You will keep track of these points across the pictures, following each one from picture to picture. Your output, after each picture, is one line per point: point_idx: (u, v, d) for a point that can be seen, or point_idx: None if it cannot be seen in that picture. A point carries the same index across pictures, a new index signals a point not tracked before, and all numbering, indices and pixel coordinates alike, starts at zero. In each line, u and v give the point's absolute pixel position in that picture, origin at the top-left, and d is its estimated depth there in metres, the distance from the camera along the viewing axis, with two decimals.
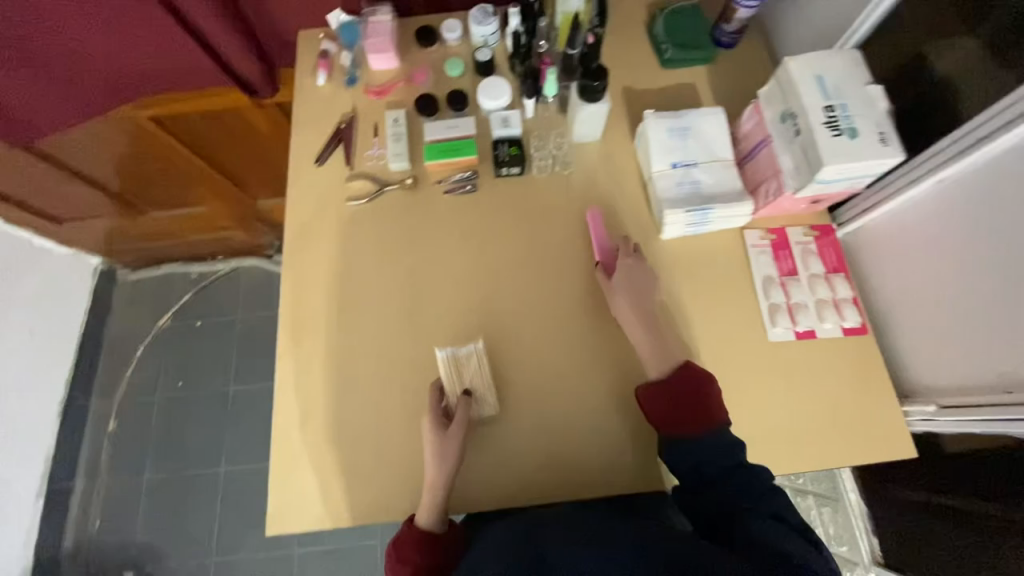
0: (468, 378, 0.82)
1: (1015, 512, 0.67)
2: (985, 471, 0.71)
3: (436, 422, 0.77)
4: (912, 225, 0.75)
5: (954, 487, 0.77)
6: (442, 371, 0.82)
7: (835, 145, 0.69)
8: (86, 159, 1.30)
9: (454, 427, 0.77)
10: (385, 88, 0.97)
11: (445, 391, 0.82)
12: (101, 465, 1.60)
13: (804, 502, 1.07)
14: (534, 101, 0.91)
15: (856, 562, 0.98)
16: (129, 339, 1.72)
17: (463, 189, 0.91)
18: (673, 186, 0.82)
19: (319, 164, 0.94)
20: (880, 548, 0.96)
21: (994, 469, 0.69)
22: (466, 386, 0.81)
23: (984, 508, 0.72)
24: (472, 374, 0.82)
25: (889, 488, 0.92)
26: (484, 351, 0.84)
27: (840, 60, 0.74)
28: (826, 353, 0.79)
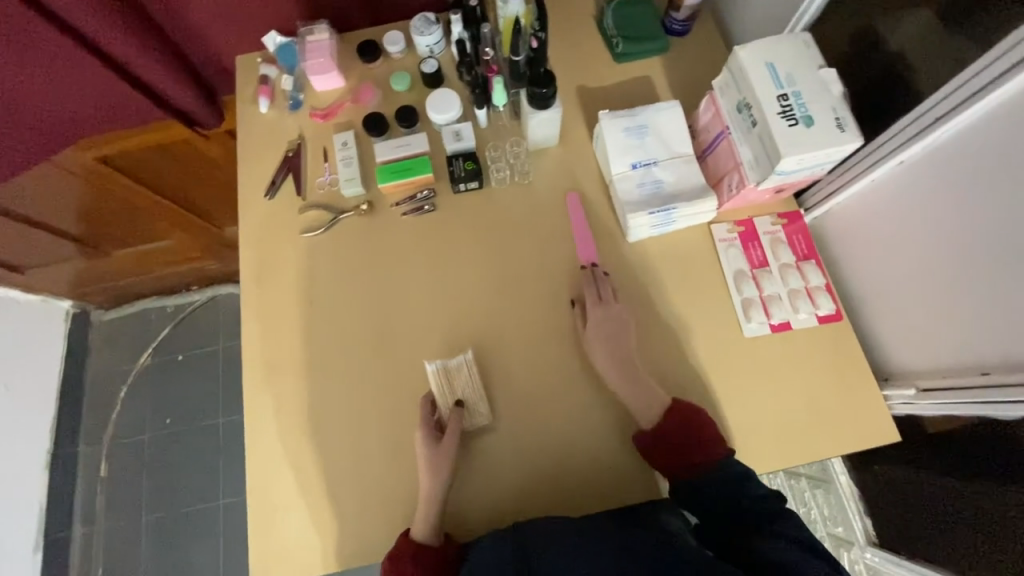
0: (460, 388, 0.78)
1: (996, 488, 0.68)
2: (966, 450, 0.71)
3: (428, 435, 0.74)
4: (876, 207, 0.74)
5: (936, 464, 0.78)
6: (432, 384, 0.78)
7: (792, 134, 0.67)
8: (39, 207, 1.24)
9: (446, 443, 0.74)
10: (331, 110, 0.94)
11: (436, 404, 0.77)
12: (97, 510, 1.56)
13: (799, 485, 1.11)
14: (486, 111, 0.88)
15: (851, 542, 1.00)
16: (110, 380, 1.67)
17: (420, 210, 0.86)
18: (634, 187, 0.80)
19: (269, 198, 0.89)
20: (873, 528, 0.97)
21: (975, 447, 0.69)
22: (458, 397, 0.77)
23: (968, 486, 0.73)
24: (463, 384, 0.78)
25: (877, 467, 0.94)
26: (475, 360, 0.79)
27: (790, 45, 0.72)
28: (803, 343, 0.78)
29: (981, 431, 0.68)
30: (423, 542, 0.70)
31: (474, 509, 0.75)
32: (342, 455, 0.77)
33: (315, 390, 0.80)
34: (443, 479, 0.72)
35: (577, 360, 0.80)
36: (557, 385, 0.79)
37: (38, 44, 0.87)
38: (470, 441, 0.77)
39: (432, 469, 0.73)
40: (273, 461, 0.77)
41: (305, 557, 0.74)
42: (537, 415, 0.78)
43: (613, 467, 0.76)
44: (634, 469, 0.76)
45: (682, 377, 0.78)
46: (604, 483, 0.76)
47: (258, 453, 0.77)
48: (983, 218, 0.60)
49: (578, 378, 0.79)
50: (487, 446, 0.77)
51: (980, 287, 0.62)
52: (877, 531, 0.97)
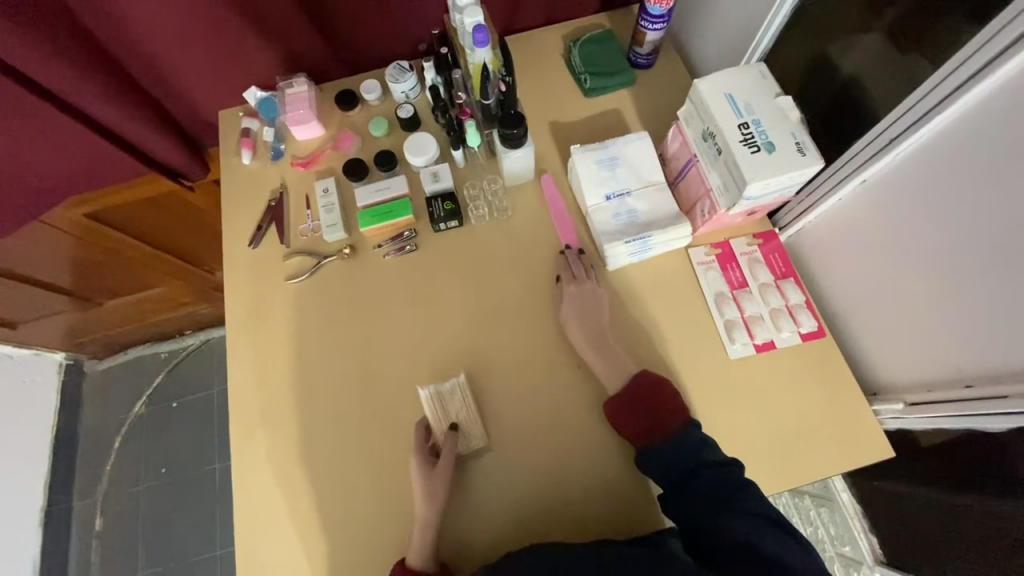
0: (454, 411, 0.78)
1: (1000, 501, 0.67)
2: (963, 463, 0.70)
3: (423, 460, 0.74)
4: (846, 225, 0.76)
5: (933, 478, 0.77)
6: (426, 409, 0.78)
7: (755, 160, 0.69)
8: (32, 265, 1.25)
9: (441, 467, 0.73)
10: (312, 158, 0.96)
11: (431, 428, 0.77)
12: (92, 567, 1.51)
13: (802, 503, 1.08)
14: (462, 151, 0.90)
15: (860, 562, 0.98)
16: (105, 430, 1.64)
17: (402, 250, 0.87)
18: (610, 217, 0.81)
19: (253, 247, 0.90)
20: (880, 547, 0.96)
21: (971, 461, 0.69)
22: (452, 420, 0.77)
23: (970, 500, 0.71)
24: (457, 407, 0.78)
25: (877, 483, 0.92)
26: (467, 383, 0.79)
27: (747, 76, 0.75)
28: (789, 361, 0.78)
29: (971, 441, 0.67)
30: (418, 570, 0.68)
31: (468, 554, 0.73)
32: (333, 503, 0.76)
33: (303, 438, 0.79)
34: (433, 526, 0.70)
35: (565, 392, 0.79)
36: (546, 420, 0.78)
37: (27, 111, 0.89)
38: (461, 482, 0.76)
39: (420, 515, 0.71)
40: (263, 513, 0.76)
41: None
42: (528, 450, 0.77)
43: (608, 503, 0.75)
44: (630, 502, 0.75)
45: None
46: (599, 518, 0.74)
47: (248, 505, 0.76)
48: (948, 232, 0.61)
49: (567, 411, 0.79)
50: (479, 486, 0.76)
51: (954, 298, 0.63)
52: (883, 550, 0.95)
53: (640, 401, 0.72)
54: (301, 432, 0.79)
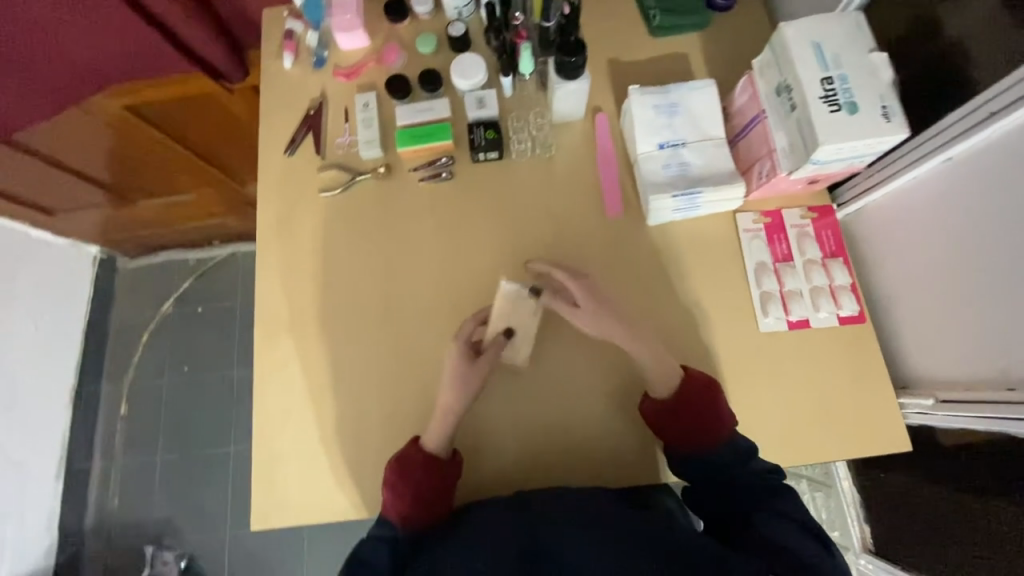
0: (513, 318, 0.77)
1: (1009, 506, 0.65)
2: (982, 466, 0.68)
3: (465, 350, 0.73)
4: (914, 207, 0.70)
5: (945, 478, 0.76)
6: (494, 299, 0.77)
7: (832, 121, 0.63)
8: (72, 154, 1.27)
9: (477, 364, 0.73)
10: (355, 70, 0.92)
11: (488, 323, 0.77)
12: (116, 447, 1.63)
13: (800, 487, 1.11)
14: (512, 79, 0.85)
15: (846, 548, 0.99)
16: (134, 325, 1.72)
17: (438, 177, 0.85)
18: (660, 168, 0.77)
19: (288, 155, 0.89)
20: (870, 536, 0.96)
21: (991, 465, 0.67)
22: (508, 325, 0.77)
23: (977, 503, 0.70)
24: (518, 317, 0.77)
25: (881, 476, 0.92)
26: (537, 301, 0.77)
27: (840, 26, 0.67)
28: (820, 342, 0.75)
29: (1000, 444, 0.64)
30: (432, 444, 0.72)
31: (470, 474, 0.76)
32: (346, 413, 0.78)
33: (323, 349, 0.81)
34: (446, 431, 0.72)
35: (585, 341, 0.79)
36: (561, 365, 0.78)
37: None
38: (472, 412, 0.78)
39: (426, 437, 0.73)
40: (280, 413, 0.79)
41: (305, 506, 0.76)
42: (541, 392, 0.78)
43: (610, 453, 0.76)
44: (633, 453, 0.76)
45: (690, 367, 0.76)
46: (599, 464, 0.76)
47: (266, 403, 0.79)
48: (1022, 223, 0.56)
49: (585, 360, 0.78)
50: (489, 418, 0.77)
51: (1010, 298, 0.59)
52: (873, 540, 0.96)
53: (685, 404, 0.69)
54: (321, 343, 0.81)
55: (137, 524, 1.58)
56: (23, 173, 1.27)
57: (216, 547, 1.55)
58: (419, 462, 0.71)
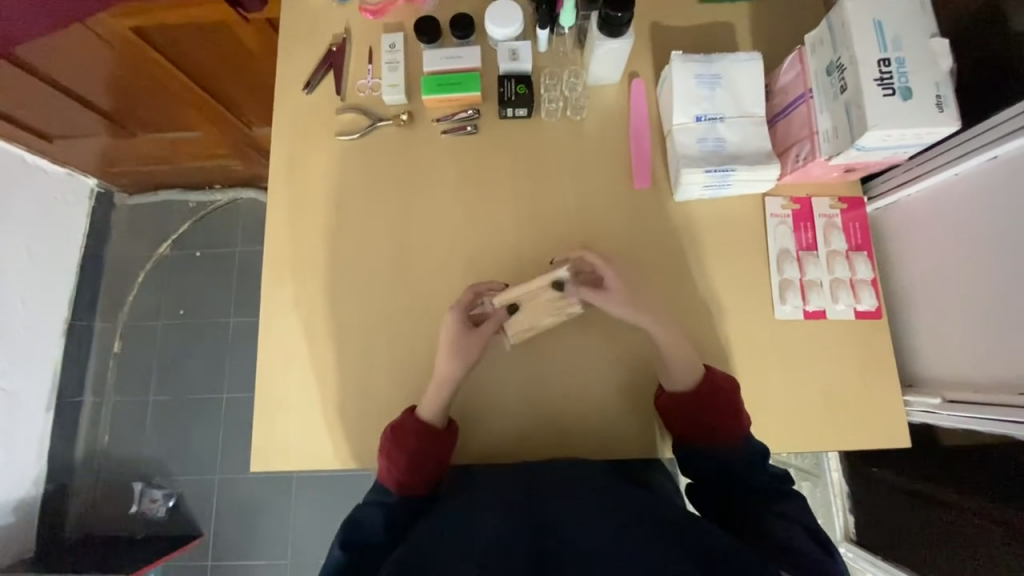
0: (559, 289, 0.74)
1: (998, 509, 0.66)
2: (976, 468, 0.69)
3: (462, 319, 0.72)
4: (949, 206, 0.69)
5: (936, 478, 0.77)
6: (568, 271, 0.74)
7: (885, 106, 0.60)
8: (72, 74, 1.21)
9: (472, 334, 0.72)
10: (382, 8, 0.86)
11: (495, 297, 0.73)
12: (109, 383, 1.63)
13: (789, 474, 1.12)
14: (548, 33, 0.80)
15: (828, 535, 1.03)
16: (130, 263, 1.70)
17: (462, 130, 0.81)
18: (694, 142, 0.74)
19: (306, 93, 0.85)
20: (854, 526, 0.99)
21: (987, 468, 0.68)
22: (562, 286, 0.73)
23: (966, 503, 0.72)
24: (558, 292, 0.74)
25: (870, 470, 0.94)
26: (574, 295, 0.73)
27: (905, 5, 0.64)
28: (833, 335, 0.75)
29: (1000, 446, 0.65)
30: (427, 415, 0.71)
31: (469, 434, 0.76)
32: (350, 364, 0.77)
33: (331, 297, 0.79)
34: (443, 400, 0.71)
35: (598, 312, 0.78)
36: (571, 334, 0.78)
37: None
38: (478, 373, 0.77)
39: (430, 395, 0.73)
40: (283, 358, 0.78)
41: (304, 452, 0.76)
42: (549, 359, 0.77)
43: (612, 425, 0.76)
44: (636, 428, 0.76)
45: (701, 348, 0.76)
46: (600, 434, 0.76)
47: (270, 347, 0.78)
48: None
49: (596, 331, 0.78)
50: (494, 380, 0.77)
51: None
52: (857, 530, 0.99)
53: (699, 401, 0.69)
54: (328, 292, 0.79)
55: (128, 460, 1.59)
56: (20, 91, 1.21)
57: (205, 487, 1.58)
58: (414, 438, 0.70)
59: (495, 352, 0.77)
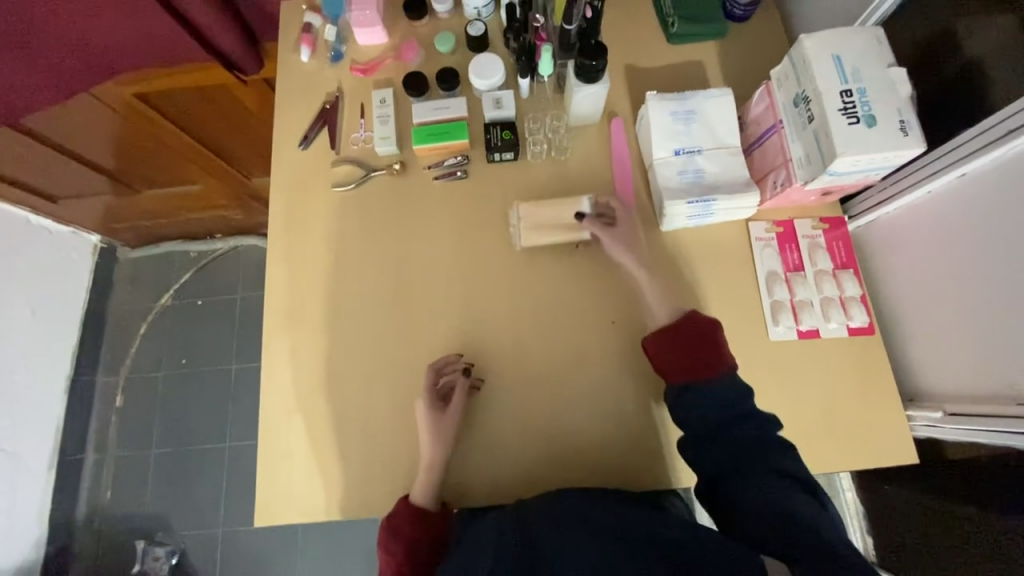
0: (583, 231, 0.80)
1: (1007, 521, 0.66)
2: (985, 480, 0.69)
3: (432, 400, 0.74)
4: (927, 221, 0.71)
5: (947, 492, 0.76)
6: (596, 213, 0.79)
7: (851, 133, 0.63)
8: (78, 139, 1.26)
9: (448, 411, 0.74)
10: (372, 66, 0.92)
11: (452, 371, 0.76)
12: (110, 438, 1.62)
13: None
14: (529, 80, 0.85)
15: None
16: (133, 316, 1.71)
17: (452, 176, 0.85)
18: (675, 174, 0.77)
19: (302, 149, 0.89)
20: (873, 548, 0.98)
21: (995, 479, 0.67)
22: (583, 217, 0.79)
23: (978, 517, 0.71)
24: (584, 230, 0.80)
25: (883, 488, 0.93)
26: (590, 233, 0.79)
27: (860, 39, 0.68)
28: (828, 353, 0.76)
29: (1004, 458, 0.65)
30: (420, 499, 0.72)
31: (474, 477, 0.76)
32: (353, 409, 0.78)
33: (332, 343, 0.80)
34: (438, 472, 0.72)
35: (595, 343, 0.79)
36: (571, 366, 0.78)
37: None
38: (479, 412, 0.77)
39: (432, 436, 0.73)
40: (286, 406, 0.78)
41: (307, 502, 0.76)
42: (551, 394, 0.78)
43: (616, 457, 0.76)
44: (641, 459, 0.76)
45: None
46: (606, 468, 0.75)
47: (272, 396, 0.79)
48: None
49: (594, 364, 0.78)
50: (497, 418, 0.77)
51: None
52: (877, 552, 0.97)
53: (695, 343, 0.69)
54: (329, 338, 0.81)
55: (129, 518, 1.56)
56: (28, 157, 1.26)
57: (208, 541, 1.54)
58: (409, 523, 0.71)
59: (495, 389, 0.78)
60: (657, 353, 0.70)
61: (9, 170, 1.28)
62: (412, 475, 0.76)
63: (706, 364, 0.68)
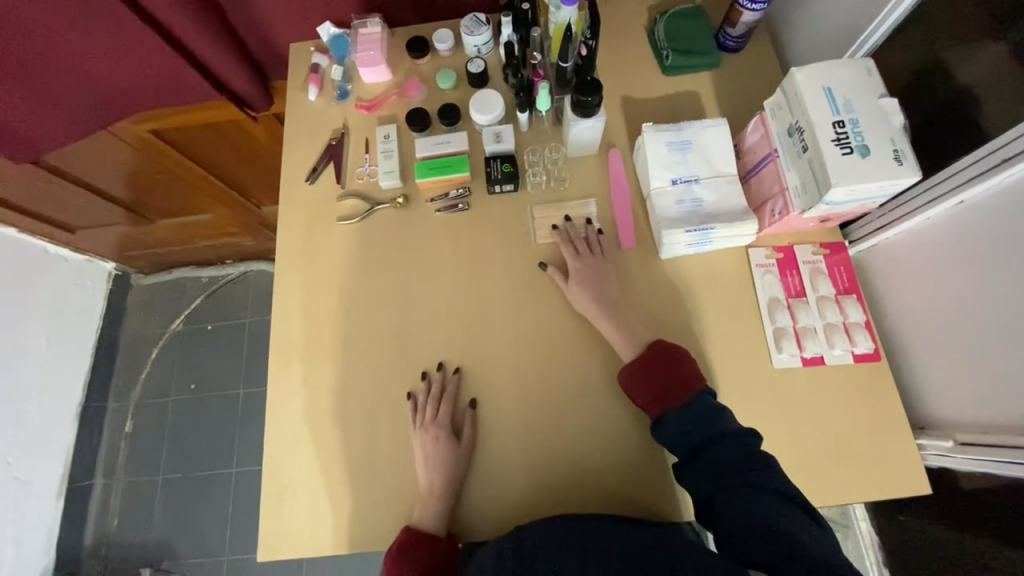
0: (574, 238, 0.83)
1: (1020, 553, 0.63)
2: (1001, 510, 0.66)
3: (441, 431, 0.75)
4: (928, 247, 0.71)
5: (964, 522, 0.74)
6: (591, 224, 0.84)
7: (845, 163, 0.64)
8: (95, 173, 1.31)
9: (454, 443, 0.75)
10: (376, 103, 0.96)
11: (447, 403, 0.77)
12: (119, 464, 1.63)
13: None
14: (528, 114, 0.88)
15: None
16: (144, 341, 1.74)
17: (454, 208, 0.87)
18: (673, 204, 0.78)
19: (309, 183, 0.91)
20: None
21: (1010, 509, 0.65)
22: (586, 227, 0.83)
23: (994, 550, 0.68)
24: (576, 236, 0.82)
25: (898, 517, 0.91)
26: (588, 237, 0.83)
27: (850, 70, 0.69)
28: (834, 381, 0.75)
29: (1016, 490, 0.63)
30: (427, 532, 0.71)
31: (478, 510, 0.75)
32: (357, 440, 0.78)
33: (336, 374, 0.81)
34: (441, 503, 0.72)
35: (598, 372, 0.79)
36: (573, 396, 0.78)
37: (110, 14, 0.91)
38: (481, 444, 0.77)
39: (435, 468, 0.73)
40: (290, 438, 0.79)
41: (310, 537, 0.75)
42: (555, 424, 0.77)
43: (622, 489, 0.75)
44: (646, 492, 0.74)
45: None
46: (612, 501, 0.74)
47: (277, 427, 0.80)
48: None
49: (596, 394, 0.78)
50: (501, 450, 0.77)
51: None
52: None
53: (667, 372, 0.69)
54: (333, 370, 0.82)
55: (136, 546, 1.56)
56: (47, 192, 1.31)
57: (213, 570, 1.53)
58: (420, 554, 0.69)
59: (497, 420, 0.78)
60: (634, 381, 0.71)
61: (29, 203, 1.33)
62: (414, 510, 0.75)
63: (681, 389, 0.68)
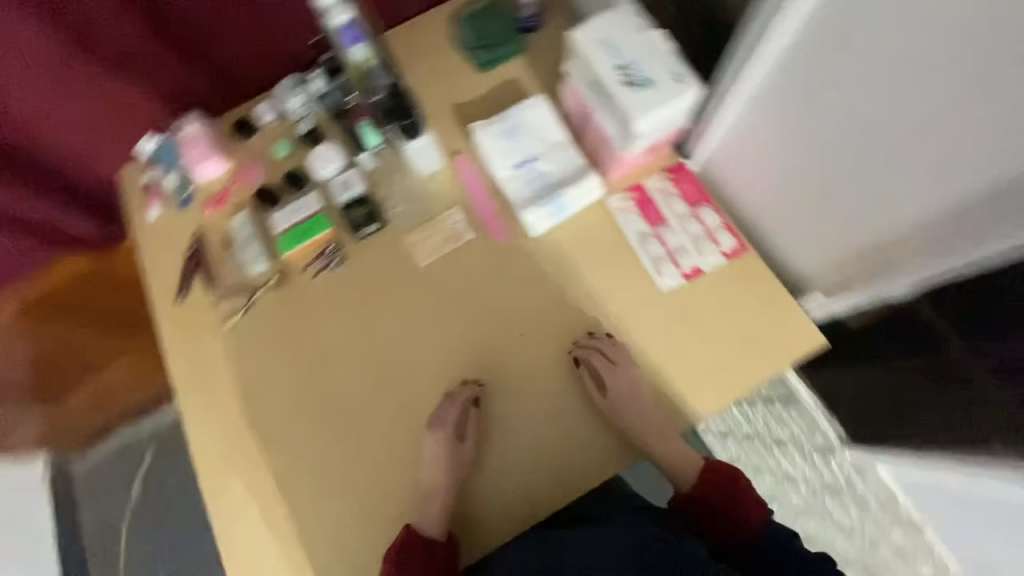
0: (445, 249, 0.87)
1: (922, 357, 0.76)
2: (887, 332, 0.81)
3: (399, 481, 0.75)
4: (742, 141, 0.79)
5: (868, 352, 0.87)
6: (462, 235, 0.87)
7: (636, 100, 0.72)
8: None
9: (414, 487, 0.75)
10: (221, 196, 0.94)
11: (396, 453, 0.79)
12: None
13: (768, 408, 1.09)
14: (366, 154, 0.90)
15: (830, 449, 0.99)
16: (106, 524, 1.50)
17: (328, 267, 0.87)
18: (522, 186, 0.83)
19: (182, 300, 0.90)
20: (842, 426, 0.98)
21: (894, 329, 0.79)
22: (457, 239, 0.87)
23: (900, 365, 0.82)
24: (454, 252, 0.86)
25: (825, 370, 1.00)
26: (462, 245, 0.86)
27: (616, 16, 0.76)
28: (718, 284, 0.81)
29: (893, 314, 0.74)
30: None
31: (476, 511, 0.78)
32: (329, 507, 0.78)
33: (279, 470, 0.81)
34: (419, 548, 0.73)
35: (518, 364, 0.82)
36: (517, 386, 0.81)
37: None
38: None
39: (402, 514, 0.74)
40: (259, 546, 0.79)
41: None
42: (512, 416, 0.80)
43: (578, 458, 0.79)
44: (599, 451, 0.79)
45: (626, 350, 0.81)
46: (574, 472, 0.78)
47: (254, 536, 0.79)
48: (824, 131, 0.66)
49: (525, 384, 0.81)
50: (479, 453, 0.79)
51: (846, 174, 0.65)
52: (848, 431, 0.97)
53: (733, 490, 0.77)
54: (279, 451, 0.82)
55: None
56: None
57: None
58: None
59: None
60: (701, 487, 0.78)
61: None
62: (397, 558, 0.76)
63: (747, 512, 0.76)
